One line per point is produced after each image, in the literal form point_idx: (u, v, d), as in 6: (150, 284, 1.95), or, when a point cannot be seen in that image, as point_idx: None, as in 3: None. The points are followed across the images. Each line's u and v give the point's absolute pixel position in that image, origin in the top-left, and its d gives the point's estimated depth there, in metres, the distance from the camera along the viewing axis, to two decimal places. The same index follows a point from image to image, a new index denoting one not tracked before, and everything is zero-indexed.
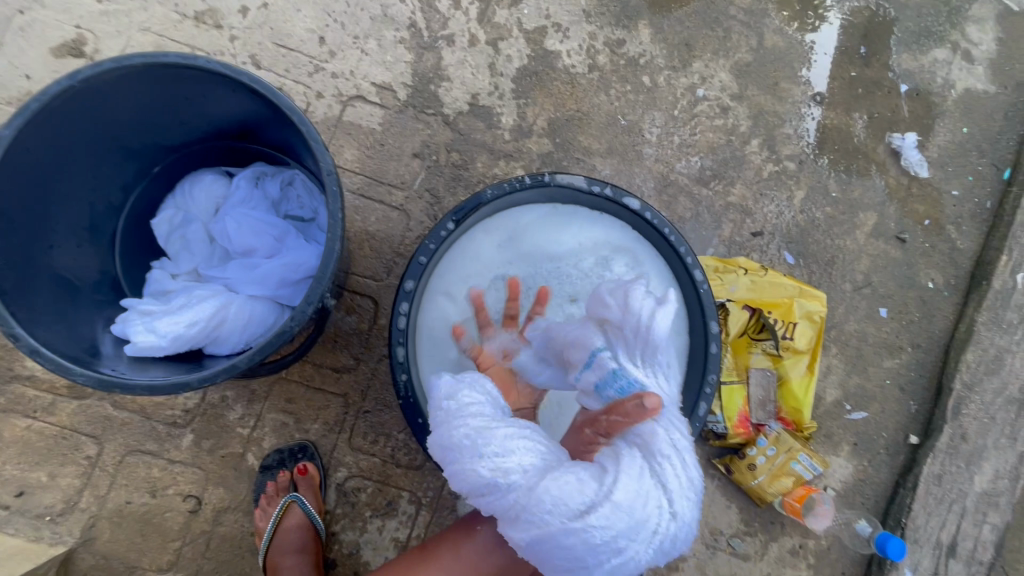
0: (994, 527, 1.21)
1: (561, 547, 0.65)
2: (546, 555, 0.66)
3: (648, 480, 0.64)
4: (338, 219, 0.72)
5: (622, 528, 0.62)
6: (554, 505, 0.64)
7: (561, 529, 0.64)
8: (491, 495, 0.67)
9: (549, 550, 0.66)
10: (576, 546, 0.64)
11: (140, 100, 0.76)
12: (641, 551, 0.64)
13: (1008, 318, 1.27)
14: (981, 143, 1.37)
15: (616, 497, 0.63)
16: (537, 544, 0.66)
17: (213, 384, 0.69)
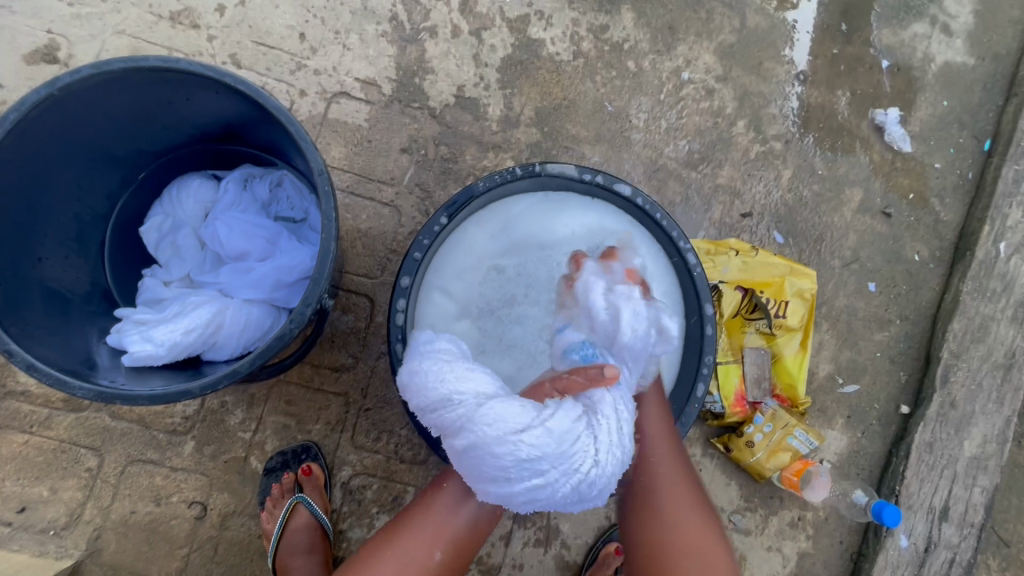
0: (984, 489, 1.25)
1: (491, 462, 0.71)
2: (475, 470, 0.73)
3: (580, 423, 0.72)
4: (332, 219, 0.71)
5: (548, 452, 0.70)
6: (494, 426, 0.71)
7: (495, 445, 0.70)
8: (437, 411, 0.74)
9: (482, 467, 0.72)
10: (505, 458, 0.71)
11: (121, 106, 0.74)
12: (559, 483, 0.72)
13: (993, 286, 1.30)
14: (961, 115, 1.39)
15: (551, 432, 0.71)
16: (472, 458, 0.73)
17: (215, 390, 0.69)
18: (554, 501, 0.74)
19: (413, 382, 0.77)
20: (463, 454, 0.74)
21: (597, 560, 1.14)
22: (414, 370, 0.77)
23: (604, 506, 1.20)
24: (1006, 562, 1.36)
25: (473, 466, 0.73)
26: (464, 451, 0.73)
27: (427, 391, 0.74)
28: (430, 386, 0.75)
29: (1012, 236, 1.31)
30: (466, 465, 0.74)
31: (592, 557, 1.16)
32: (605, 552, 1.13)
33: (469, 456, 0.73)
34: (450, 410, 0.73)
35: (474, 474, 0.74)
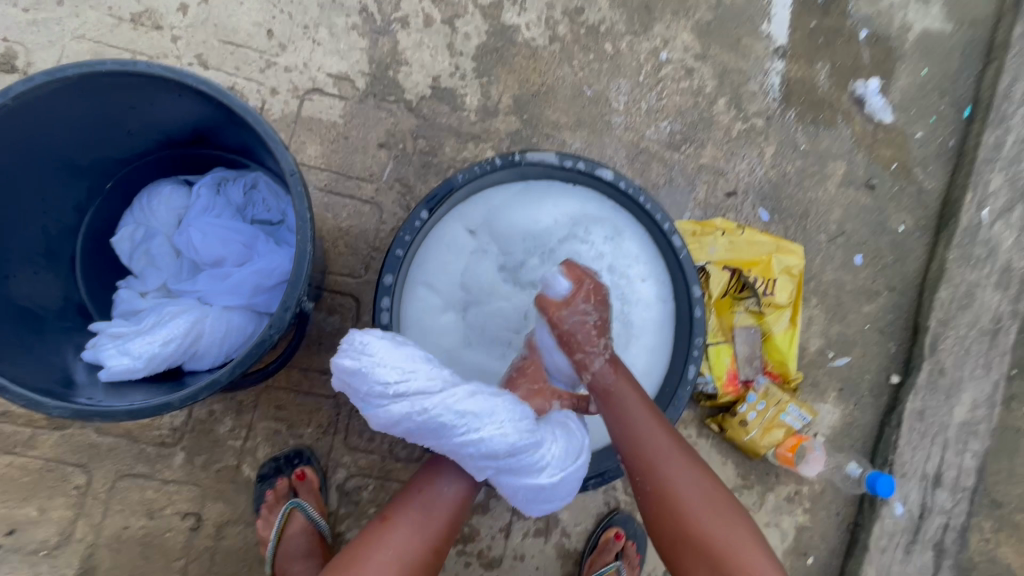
0: (975, 454, 1.27)
1: (565, 489, 0.78)
2: (552, 495, 0.78)
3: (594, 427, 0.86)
4: (307, 220, 0.69)
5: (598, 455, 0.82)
6: (568, 458, 0.77)
7: (569, 473, 0.77)
8: (495, 460, 0.74)
9: (548, 495, 0.78)
10: (579, 478, 0.79)
11: (81, 114, 0.72)
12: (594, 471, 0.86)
13: (977, 253, 1.31)
14: (941, 83, 1.39)
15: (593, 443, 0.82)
16: (542, 495, 0.77)
17: (196, 402, 0.68)
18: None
19: (453, 435, 0.73)
20: (526, 490, 0.77)
21: (598, 546, 1.15)
22: (444, 419, 0.72)
23: (602, 492, 1.20)
24: (999, 524, 1.39)
25: (541, 497, 0.78)
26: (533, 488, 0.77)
27: (478, 440, 0.72)
28: (476, 434, 0.73)
29: (994, 201, 1.31)
30: (527, 496, 0.78)
31: (592, 544, 1.16)
32: (605, 537, 1.14)
33: (535, 491, 0.77)
34: (517, 455, 0.74)
35: (535, 502, 0.79)
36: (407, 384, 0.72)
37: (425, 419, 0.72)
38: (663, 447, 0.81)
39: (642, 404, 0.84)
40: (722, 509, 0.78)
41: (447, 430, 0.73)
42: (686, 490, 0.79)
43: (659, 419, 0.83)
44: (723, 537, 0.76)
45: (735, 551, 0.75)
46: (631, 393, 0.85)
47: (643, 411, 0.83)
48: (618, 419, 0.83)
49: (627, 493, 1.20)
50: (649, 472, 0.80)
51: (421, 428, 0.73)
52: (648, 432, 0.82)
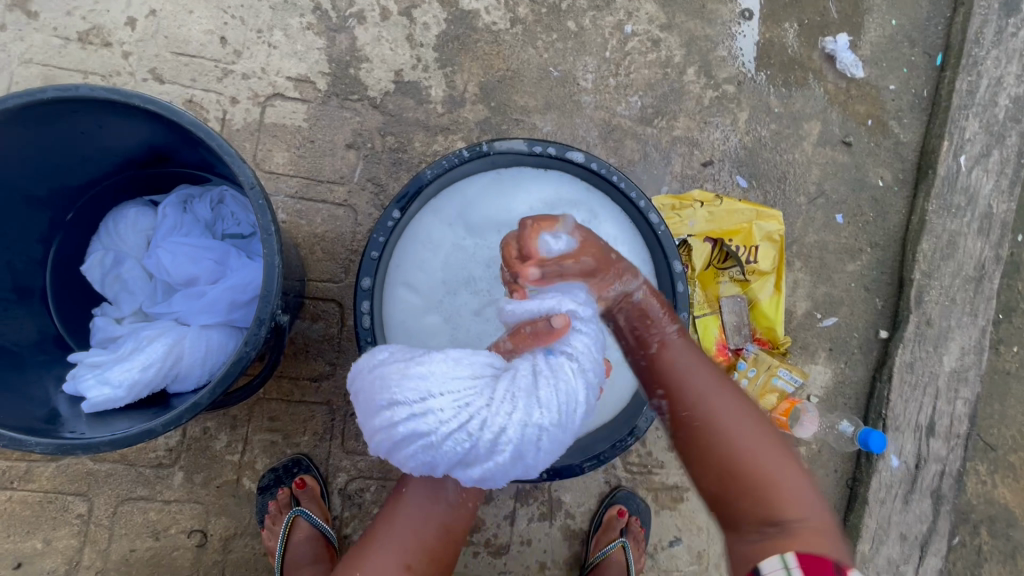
0: (966, 400, 1.29)
1: (360, 403, 0.66)
2: (363, 399, 0.67)
3: (483, 365, 0.65)
4: (273, 232, 0.69)
5: (436, 369, 0.63)
6: (382, 360, 0.68)
7: (374, 376, 0.67)
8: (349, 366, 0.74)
9: (358, 411, 0.68)
10: (389, 378, 0.65)
11: (32, 145, 0.70)
12: (444, 415, 0.62)
13: (957, 201, 1.31)
14: (911, 32, 1.37)
15: (429, 362, 0.64)
16: (355, 401, 0.69)
17: (180, 425, 0.67)
18: (437, 448, 0.64)
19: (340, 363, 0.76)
20: (351, 400, 0.69)
21: (602, 525, 1.16)
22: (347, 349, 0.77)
23: (603, 472, 1.21)
24: (994, 465, 1.41)
25: (355, 411, 0.69)
26: (350, 399, 0.69)
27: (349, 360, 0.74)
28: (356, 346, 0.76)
29: (970, 148, 1.31)
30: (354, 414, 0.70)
31: (597, 523, 1.17)
32: (609, 516, 1.16)
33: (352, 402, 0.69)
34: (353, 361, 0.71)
35: (358, 422, 0.69)
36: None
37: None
38: (732, 434, 0.72)
39: (706, 369, 0.77)
40: (777, 451, 0.72)
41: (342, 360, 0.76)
42: (724, 410, 0.73)
43: (723, 381, 0.76)
44: (770, 466, 0.71)
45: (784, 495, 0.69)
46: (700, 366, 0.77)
47: (695, 359, 0.78)
48: (679, 374, 0.76)
49: (627, 470, 1.22)
50: (694, 406, 0.74)
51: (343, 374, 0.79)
52: (701, 378, 0.75)
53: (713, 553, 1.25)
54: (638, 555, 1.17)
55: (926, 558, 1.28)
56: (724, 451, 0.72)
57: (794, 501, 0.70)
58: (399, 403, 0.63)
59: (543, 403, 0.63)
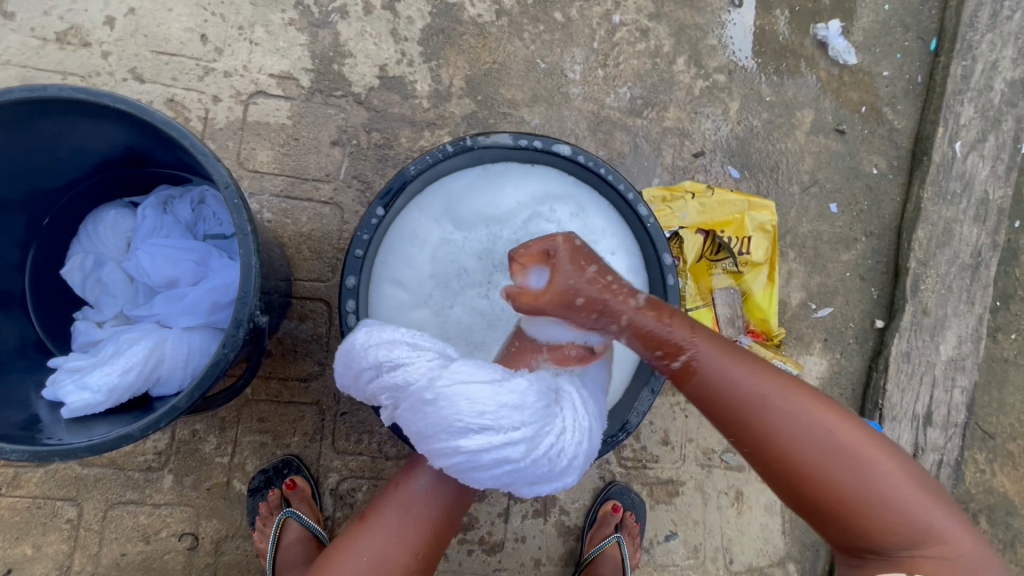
0: (964, 389, 1.27)
1: (436, 428, 0.66)
2: (438, 420, 0.66)
3: (552, 388, 0.71)
4: (249, 231, 0.68)
5: (527, 396, 0.67)
6: (454, 381, 0.66)
7: (453, 398, 0.65)
8: (383, 374, 0.70)
9: (427, 432, 0.68)
10: (481, 404, 0.65)
11: (3, 148, 0.69)
12: (537, 439, 0.67)
13: (952, 188, 1.29)
14: (904, 17, 1.35)
15: (521, 387, 0.67)
16: (427, 421, 0.67)
17: (159, 429, 0.66)
18: (519, 470, 0.68)
19: (353, 369, 0.73)
20: (412, 419, 0.69)
21: (597, 521, 1.15)
22: (349, 353, 0.72)
23: (597, 467, 1.20)
24: (993, 454, 1.40)
25: (423, 433, 0.68)
26: (411, 418, 0.69)
27: (374, 370, 0.71)
28: (375, 351, 0.70)
29: (966, 134, 1.29)
30: (415, 434, 0.70)
31: (591, 519, 1.17)
32: (603, 511, 1.15)
33: (416, 422, 0.68)
34: (398, 374, 0.69)
35: (424, 442, 0.68)
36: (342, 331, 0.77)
37: (338, 361, 0.75)
38: (816, 458, 0.67)
39: (766, 382, 0.70)
40: (875, 463, 0.67)
41: (350, 365, 0.73)
42: (803, 431, 0.68)
43: (787, 391, 0.69)
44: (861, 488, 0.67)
45: (898, 513, 0.66)
46: (754, 380, 0.70)
47: (744, 370, 0.70)
48: (739, 400, 0.69)
49: (621, 465, 1.21)
50: (769, 434, 0.68)
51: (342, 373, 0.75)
52: (764, 396, 0.69)
53: (709, 547, 1.24)
54: (633, 550, 1.16)
55: None
56: (818, 482, 0.67)
57: (909, 513, 0.66)
58: (492, 428, 0.65)
59: (596, 423, 0.73)
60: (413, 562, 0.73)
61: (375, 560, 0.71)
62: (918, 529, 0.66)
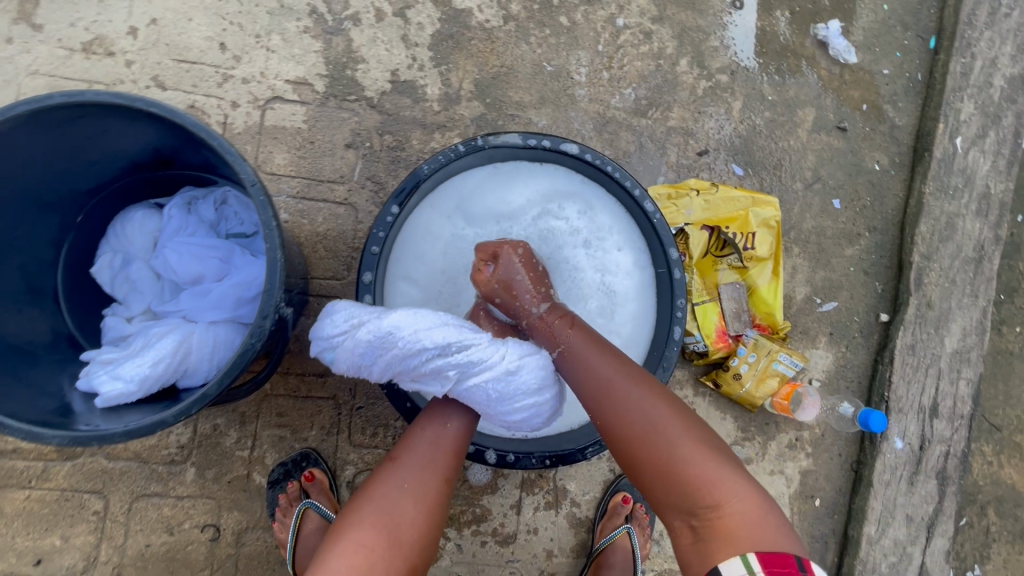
0: (969, 380, 1.29)
1: (519, 389, 0.77)
2: (522, 384, 0.76)
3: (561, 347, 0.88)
4: (274, 227, 0.71)
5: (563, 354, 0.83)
6: (523, 351, 0.77)
7: (528, 364, 0.77)
8: (446, 354, 0.76)
9: (504, 395, 0.76)
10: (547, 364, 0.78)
11: (43, 150, 0.73)
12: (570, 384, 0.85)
13: (953, 183, 1.31)
14: (903, 17, 1.38)
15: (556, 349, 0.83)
16: (509, 388, 0.76)
17: (190, 415, 0.70)
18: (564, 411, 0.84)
19: (400, 355, 0.76)
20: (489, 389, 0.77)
21: (607, 512, 1.18)
22: (394, 341, 0.76)
23: (606, 460, 1.22)
24: (1000, 446, 1.41)
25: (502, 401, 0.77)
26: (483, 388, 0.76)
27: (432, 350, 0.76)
28: (422, 335, 0.75)
29: (966, 130, 1.32)
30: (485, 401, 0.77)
31: (601, 511, 1.19)
32: (613, 503, 1.17)
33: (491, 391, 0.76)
34: (470, 352, 0.76)
35: (502, 405, 0.77)
36: (348, 327, 0.77)
37: (366, 352, 0.76)
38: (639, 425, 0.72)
39: (606, 360, 0.78)
40: (688, 434, 0.70)
41: (397, 352, 0.76)
42: (631, 400, 0.73)
43: (625, 369, 0.77)
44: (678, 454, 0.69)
45: (710, 482, 0.66)
46: (598, 358, 0.78)
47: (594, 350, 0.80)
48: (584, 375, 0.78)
49: None
50: (605, 402, 0.75)
51: (374, 363, 0.78)
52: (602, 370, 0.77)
53: None
54: (643, 540, 1.18)
55: (933, 539, 1.28)
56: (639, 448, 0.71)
57: (719, 484, 0.66)
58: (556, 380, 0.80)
59: None
60: (447, 489, 0.74)
61: (416, 485, 0.70)
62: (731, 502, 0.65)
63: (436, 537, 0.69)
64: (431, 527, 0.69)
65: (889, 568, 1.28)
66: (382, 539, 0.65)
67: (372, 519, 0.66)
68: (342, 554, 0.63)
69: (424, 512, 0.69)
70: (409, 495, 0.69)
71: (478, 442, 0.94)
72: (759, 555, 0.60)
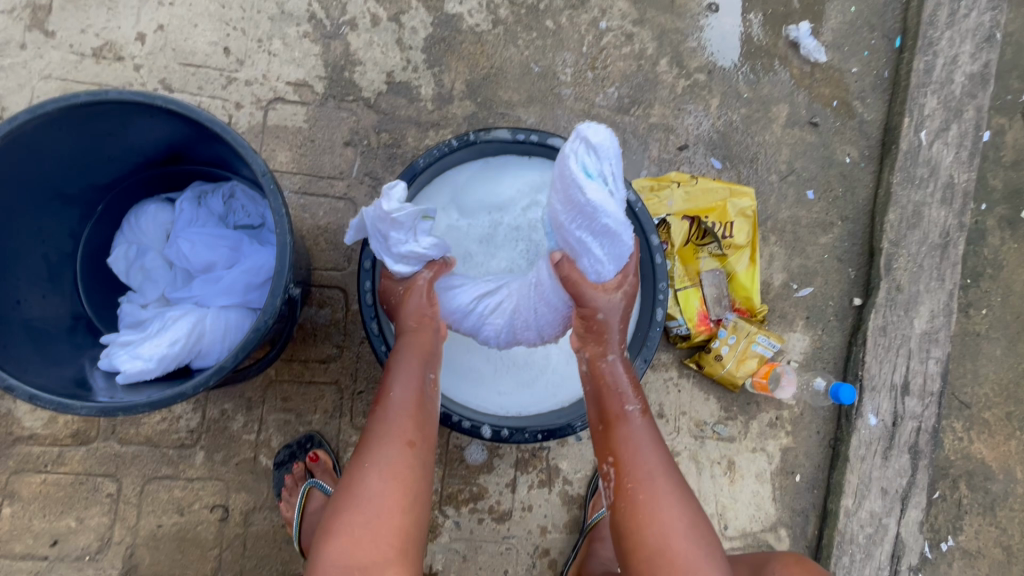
0: (938, 359, 1.36)
1: (546, 309, 0.92)
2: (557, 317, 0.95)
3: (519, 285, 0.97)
4: (283, 214, 0.76)
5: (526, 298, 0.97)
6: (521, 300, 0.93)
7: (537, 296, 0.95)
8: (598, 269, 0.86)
9: (501, 330, 0.95)
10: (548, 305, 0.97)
11: (65, 145, 0.78)
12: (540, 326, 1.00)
13: (920, 173, 1.39)
14: (870, 18, 1.46)
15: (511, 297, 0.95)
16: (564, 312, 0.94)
17: (206, 389, 0.75)
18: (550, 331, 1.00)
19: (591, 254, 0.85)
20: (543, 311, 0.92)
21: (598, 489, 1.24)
22: (603, 233, 0.81)
23: None
24: (969, 423, 1.49)
25: (499, 334, 0.95)
26: (490, 317, 0.94)
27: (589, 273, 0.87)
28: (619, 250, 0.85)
29: (930, 124, 1.40)
30: (470, 326, 0.97)
31: (593, 487, 1.24)
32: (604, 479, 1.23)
33: (491, 328, 0.95)
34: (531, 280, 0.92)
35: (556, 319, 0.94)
36: (598, 181, 0.77)
37: (600, 228, 0.80)
38: (670, 534, 0.79)
39: (658, 456, 0.86)
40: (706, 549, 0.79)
41: (599, 240, 0.82)
42: (666, 508, 0.81)
43: (668, 469, 0.85)
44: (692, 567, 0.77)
45: None
46: (656, 449, 0.86)
47: (651, 438, 0.87)
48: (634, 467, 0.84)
49: None
50: (643, 496, 0.82)
51: (558, 206, 0.81)
52: (653, 463, 0.85)
53: None
54: None
55: (907, 511, 1.35)
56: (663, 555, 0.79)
57: None
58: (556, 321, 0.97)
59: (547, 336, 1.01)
60: (415, 456, 0.80)
61: (376, 461, 0.78)
62: None
63: (408, 498, 0.77)
64: (411, 498, 0.78)
65: (866, 539, 1.35)
66: (360, 520, 0.74)
67: (350, 507, 0.75)
68: (337, 538, 0.73)
69: (389, 483, 0.77)
70: (371, 473, 0.77)
71: (473, 419, 0.99)
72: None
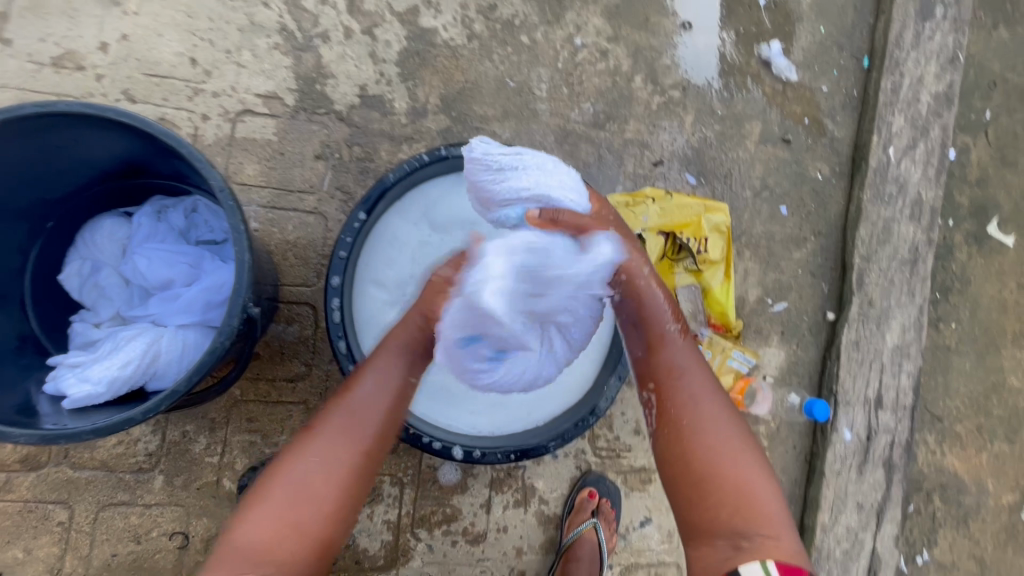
0: (909, 373, 1.37)
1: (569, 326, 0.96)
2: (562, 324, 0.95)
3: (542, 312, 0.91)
4: (242, 231, 0.74)
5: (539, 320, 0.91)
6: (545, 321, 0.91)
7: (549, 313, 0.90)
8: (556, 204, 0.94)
9: (561, 358, 0.98)
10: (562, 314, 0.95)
11: (13, 158, 0.75)
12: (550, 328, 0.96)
13: (889, 190, 1.41)
14: (839, 38, 1.49)
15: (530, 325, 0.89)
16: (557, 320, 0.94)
17: (157, 413, 0.72)
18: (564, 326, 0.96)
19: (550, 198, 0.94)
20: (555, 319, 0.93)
21: (573, 507, 1.20)
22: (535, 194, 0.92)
23: (573, 457, 1.26)
24: (942, 435, 1.51)
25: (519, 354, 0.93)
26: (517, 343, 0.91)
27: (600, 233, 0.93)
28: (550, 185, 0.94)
29: (898, 141, 1.42)
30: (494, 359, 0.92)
31: (570, 506, 1.21)
32: (580, 498, 1.20)
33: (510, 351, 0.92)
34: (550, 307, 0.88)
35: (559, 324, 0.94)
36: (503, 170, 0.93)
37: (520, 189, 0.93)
38: (718, 442, 0.84)
39: (703, 376, 0.91)
40: (753, 462, 0.84)
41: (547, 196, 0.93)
42: (710, 422, 0.86)
43: (713, 391, 0.90)
44: (743, 477, 0.81)
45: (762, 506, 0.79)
46: (698, 377, 0.90)
47: (695, 365, 0.92)
48: (680, 400, 0.88)
49: (597, 455, 1.26)
50: (687, 411, 0.87)
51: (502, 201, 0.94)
52: (695, 388, 0.89)
53: None
54: (609, 535, 1.21)
55: (882, 525, 1.35)
56: (711, 465, 0.83)
57: (763, 503, 0.80)
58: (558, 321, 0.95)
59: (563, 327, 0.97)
60: (363, 464, 0.79)
61: (326, 453, 0.77)
62: (773, 527, 0.78)
63: (347, 501, 0.77)
64: (343, 501, 0.76)
65: (843, 554, 1.34)
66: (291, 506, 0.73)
67: (279, 491, 0.74)
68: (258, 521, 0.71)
69: (325, 481, 0.76)
70: (313, 468, 0.76)
71: (445, 439, 0.97)
72: (778, 564, 0.74)
